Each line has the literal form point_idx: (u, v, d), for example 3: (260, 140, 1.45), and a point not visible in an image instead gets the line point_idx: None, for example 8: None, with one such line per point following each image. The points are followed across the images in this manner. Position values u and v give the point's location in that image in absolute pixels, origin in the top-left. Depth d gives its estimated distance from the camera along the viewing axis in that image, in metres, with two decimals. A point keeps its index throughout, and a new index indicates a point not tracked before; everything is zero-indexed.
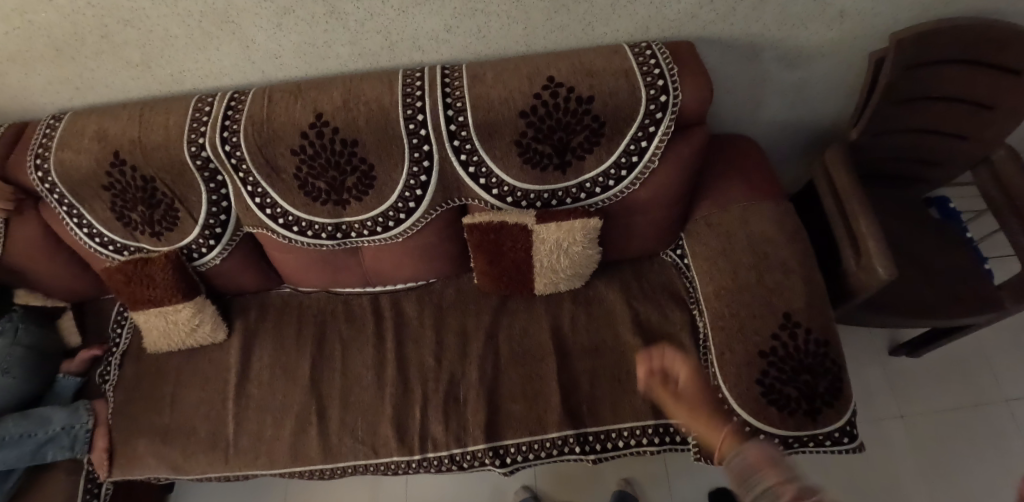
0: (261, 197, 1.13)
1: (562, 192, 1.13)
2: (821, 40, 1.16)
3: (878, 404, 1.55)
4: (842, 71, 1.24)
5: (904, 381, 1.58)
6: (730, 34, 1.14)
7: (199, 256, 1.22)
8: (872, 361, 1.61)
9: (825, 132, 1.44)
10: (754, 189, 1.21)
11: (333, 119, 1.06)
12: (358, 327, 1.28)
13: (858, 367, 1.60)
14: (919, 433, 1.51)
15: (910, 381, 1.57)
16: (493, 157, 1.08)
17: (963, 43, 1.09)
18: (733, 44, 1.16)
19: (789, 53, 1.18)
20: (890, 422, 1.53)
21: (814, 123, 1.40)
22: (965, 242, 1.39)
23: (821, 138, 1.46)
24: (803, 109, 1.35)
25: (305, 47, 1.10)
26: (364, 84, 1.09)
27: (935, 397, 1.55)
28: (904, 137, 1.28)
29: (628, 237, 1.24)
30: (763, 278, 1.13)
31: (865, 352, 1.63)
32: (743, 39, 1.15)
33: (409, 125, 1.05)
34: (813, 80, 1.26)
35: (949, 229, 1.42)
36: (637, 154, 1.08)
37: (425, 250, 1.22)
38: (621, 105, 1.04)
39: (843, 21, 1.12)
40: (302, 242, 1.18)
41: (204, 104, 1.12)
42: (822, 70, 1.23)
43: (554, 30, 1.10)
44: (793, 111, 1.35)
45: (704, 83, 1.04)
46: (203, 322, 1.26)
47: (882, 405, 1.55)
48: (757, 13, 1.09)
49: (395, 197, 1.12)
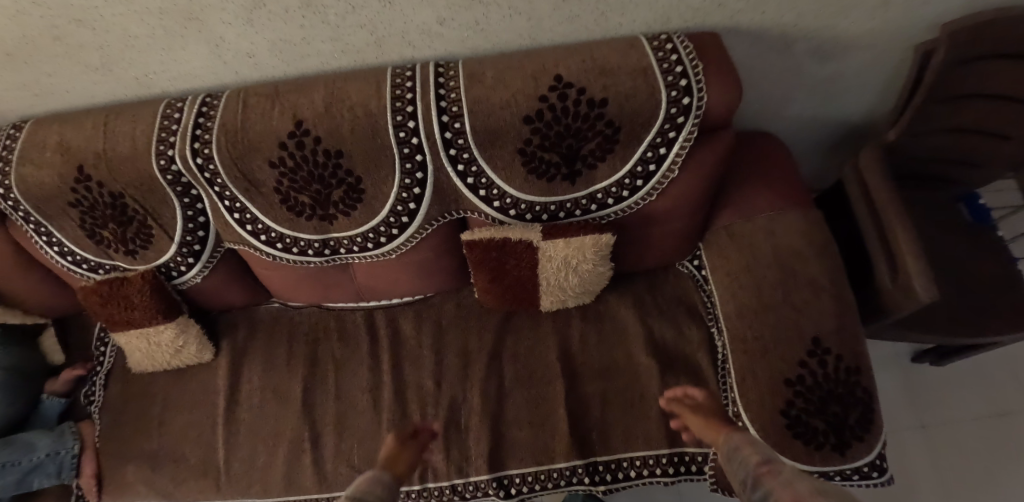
0: (240, 212, 1.03)
1: (571, 204, 1.02)
2: (863, 30, 1.02)
3: (896, 415, 1.47)
4: (886, 59, 1.10)
5: (925, 390, 1.49)
6: (760, 24, 1.00)
7: (178, 275, 1.11)
8: (892, 369, 1.51)
9: (863, 126, 1.30)
10: (783, 194, 1.10)
11: (314, 128, 0.94)
12: (351, 346, 1.18)
13: (881, 376, 1.51)
14: (939, 444, 1.43)
15: (931, 389, 1.48)
16: (494, 167, 0.97)
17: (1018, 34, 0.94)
18: (763, 34, 1.02)
19: (825, 45, 1.05)
20: (909, 433, 1.44)
21: (850, 116, 1.26)
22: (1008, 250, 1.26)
23: (857, 132, 1.32)
24: (840, 103, 1.21)
25: (281, 44, 0.98)
26: (348, 86, 0.97)
27: (962, 408, 1.46)
28: (946, 137, 1.15)
29: (641, 250, 1.13)
30: (791, 298, 1.03)
31: (889, 360, 1.53)
32: (774, 29, 1.01)
33: (399, 133, 0.94)
34: (851, 72, 1.12)
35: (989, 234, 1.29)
36: (655, 163, 0.98)
37: (421, 266, 1.10)
38: (638, 108, 0.92)
39: (888, 10, 0.97)
40: (287, 260, 1.08)
41: (173, 110, 1.01)
42: (864, 58, 1.09)
43: (562, 21, 0.97)
44: (830, 105, 1.22)
45: (732, 83, 0.92)
46: (188, 343, 1.17)
47: (900, 415, 1.47)
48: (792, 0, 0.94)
49: (386, 211, 1.01)
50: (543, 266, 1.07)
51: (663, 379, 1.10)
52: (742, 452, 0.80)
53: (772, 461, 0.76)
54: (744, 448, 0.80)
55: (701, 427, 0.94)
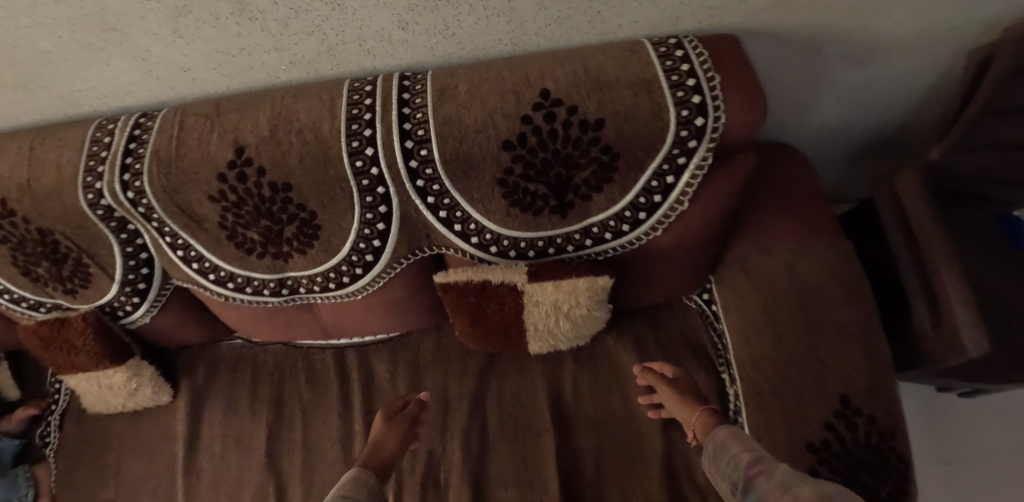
0: (184, 249, 0.90)
1: (562, 239, 0.88)
2: (899, 32, 0.93)
3: (926, 450, 1.32)
4: (922, 62, 1.01)
5: (954, 422, 1.34)
6: (782, 28, 0.90)
7: (124, 314, 0.99)
8: (914, 397, 1.36)
9: (891, 131, 1.21)
10: (801, 223, 1.01)
11: (256, 155, 0.80)
12: (320, 389, 1.06)
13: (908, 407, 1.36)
14: (976, 484, 1.28)
15: (964, 420, 1.33)
16: (470, 199, 0.82)
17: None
18: (787, 37, 0.92)
19: (856, 48, 0.96)
20: (940, 471, 1.30)
21: (880, 121, 1.17)
22: None
23: (885, 138, 1.24)
24: (867, 107, 1.12)
25: (219, 56, 0.83)
26: (297, 103, 0.82)
27: (1002, 440, 1.30)
28: (1007, 154, 0.97)
29: (644, 287, 1.00)
30: (816, 349, 0.95)
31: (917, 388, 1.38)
32: (802, 32, 0.92)
33: (356, 162, 0.79)
34: (884, 75, 1.03)
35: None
36: (661, 193, 0.83)
37: (392, 306, 0.97)
38: (640, 130, 0.77)
39: (932, 9, 0.88)
40: (241, 300, 0.96)
41: (103, 133, 0.87)
42: (900, 62, 1.00)
43: (548, 24, 0.81)
44: (855, 110, 1.13)
45: (754, 100, 0.78)
46: (142, 386, 1.06)
47: (925, 451, 1.32)
48: None
49: (347, 249, 0.87)
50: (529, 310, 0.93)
51: (666, 432, 0.98)
52: (729, 451, 0.74)
53: (764, 461, 0.69)
54: (731, 446, 0.75)
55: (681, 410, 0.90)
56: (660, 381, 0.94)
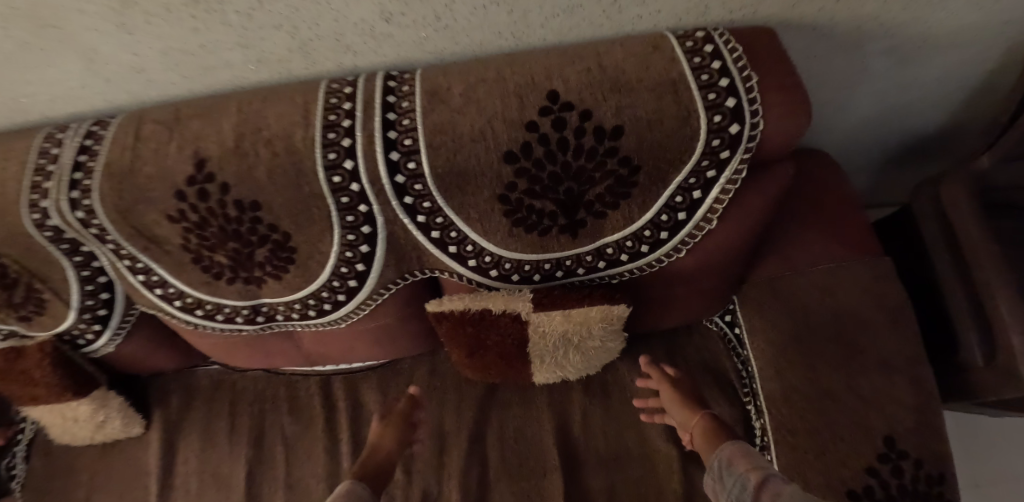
0: (145, 273, 0.80)
1: (572, 261, 0.77)
2: (955, 26, 0.84)
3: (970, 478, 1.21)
4: (974, 58, 0.92)
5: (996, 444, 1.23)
6: (828, 19, 0.80)
7: (85, 343, 0.89)
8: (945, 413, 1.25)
9: (927, 131, 1.13)
10: (839, 241, 0.92)
11: (220, 170, 0.69)
12: (304, 420, 0.97)
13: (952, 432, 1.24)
14: None
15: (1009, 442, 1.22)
16: (466, 218, 0.72)
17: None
18: (830, 33, 0.84)
19: (904, 43, 0.87)
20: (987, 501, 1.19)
21: (918, 119, 1.09)
22: None
23: (922, 137, 1.15)
24: (905, 103, 1.04)
25: (177, 55, 0.72)
26: (267, 108, 0.71)
27: None
28: None
29: (661, 310, 0.90)
30: (856, 384, 0.86)
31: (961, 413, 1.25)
32: (846, 28, 0.83)
33: (333, 177, 0.69)
34: (932, 71, 0.95)
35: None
36: (686, 210, 0.73)
37: (381, 334, 0.87)
38: (665, 138, 0.66)
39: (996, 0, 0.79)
40: (212, 328, 0.86)
41: (51, 141, 0.75)
42: (951, 57, 0.91)
43: (556, 14, 0.69)
44: (893, 107, 1.05)
45: (797, 106, 0.67)
46: (110, 419, 0.97)
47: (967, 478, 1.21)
48: None
49: (327, 274, 0.76)
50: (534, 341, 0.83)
51: (686, 471, 0.89)
52: (736, 470, 0.73)
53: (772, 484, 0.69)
54: (738, 465, 0.74)
55: (682, 414, 0.86)
56: (663, 379, 0.89)
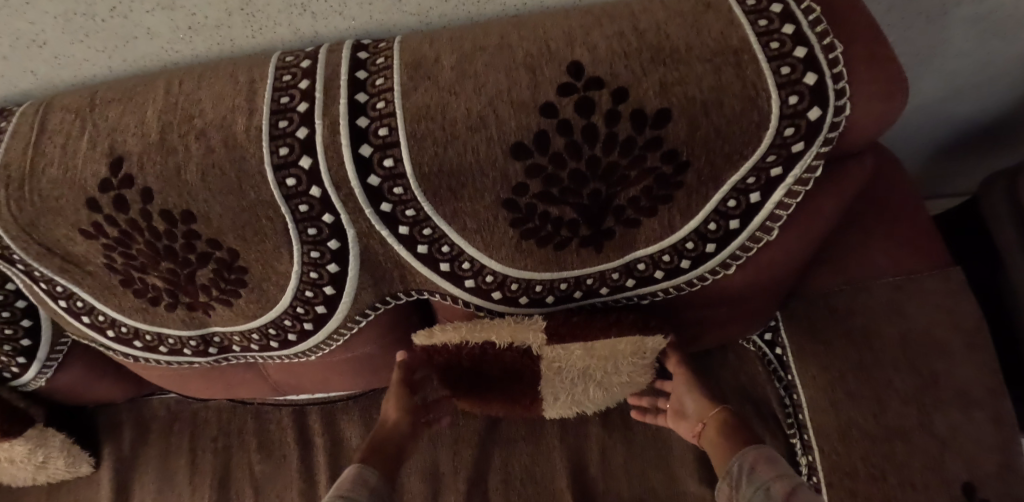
0: (67, 299, 0.65)
1: (594, 280, 0.62)
2: None
3: None
4: None
5: None
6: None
7: (11, 377, 0.75)
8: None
9: (1001, 113, 0.96)
10: (909, 251, 0.75)
11: (142, 172, 0.53)
12: (275, 459, 0.83)
13: None
14: None
15: None
16: (460, 230, 0.56)
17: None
18: None
19: (1004, 7, 0.70)
20: None
21: (996, 100, 0.92)
22: None
23: (996, 118, 0.98)
24: (989, 77, 0.86)
25: (84, 20, 0.55)
26: (201, 90, 0.55)
27: None
28: None
29: (692, 334, 0.75)
30: (935, 422, 0.70)
31: None
32: None
33: (286, 180, 0.52)
34: None
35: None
36: (740, 216, 0.57)
37: (361, 364, 0.73)
38: (721, 125, 0.50)
39: None
40: (157, 360, 0.71)
41: None
42: None
43: None
44: (970, 82, 0.87)
45: (894, 83, 0.51)
46: (51, 459, 0.82)
47: None
48: None
49: (288, 299, 0.61)
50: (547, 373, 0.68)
51: None
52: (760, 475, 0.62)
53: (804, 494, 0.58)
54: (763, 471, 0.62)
55: (698, 402, 0.73)
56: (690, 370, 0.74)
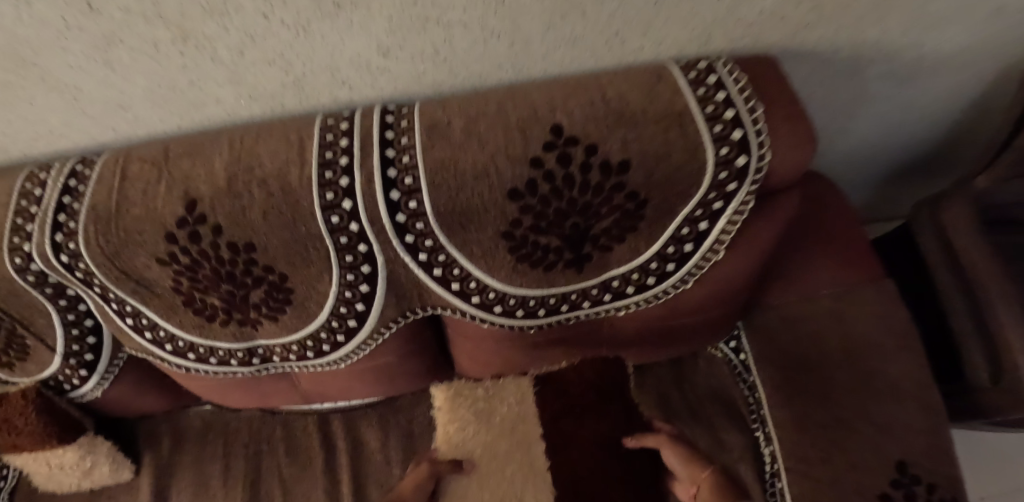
0: (133, 317, 0.77)
1: (577, 295, 0.76)
2: (952, 50, 0.84)
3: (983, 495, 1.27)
4: (969, 80, 0.93)
5: (1001, 466, 1.29)
6: (835, 38, 0.79)
7: (71, 388, 0.86)
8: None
9: (921, 150, 1.14)
10: (851, 267, 0.88)
11: (212, 212, 0.67)
12: (302, 463, 0.94)
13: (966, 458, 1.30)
14: None
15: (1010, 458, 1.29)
16: (468, 255, 0.69)
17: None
18: (831, 59, 0.84)
19: (904, 66, 0.87)
20: None
21: (917, 137, 1.09)
22: None
23: (919, 153, 1.15)
24: (904, 120, 1.03)
25: (164, 92, 0.70)
26: (260, 147, 0.69)
27: None
28: None
29: (664, 340, 0.88)
30: (870, 410, 0.83)
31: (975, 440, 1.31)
32: (849, 52, 0.82)
33: (330, 218, 0.66)
34: (928, 94, 0.96)
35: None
36: (693, 241, 0.71)
37: (386, 372, 0.86)
38: (672, 173, 0.65)
39: (998, 18, 0.78)
40: (205, 370, 0.83)
41: (34, 184, 0.72)
42: (946, 81, 0.92)
43: (559, 45, 0.69)
44: (892, 124, 1.04)
45: (803, 136, 0.66)
46: (98, 464, 0.93)
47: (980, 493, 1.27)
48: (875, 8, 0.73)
49: (326, 314, 0.74)
50: (548, 454, 0.88)
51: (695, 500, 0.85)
52: None
53: None
54: None
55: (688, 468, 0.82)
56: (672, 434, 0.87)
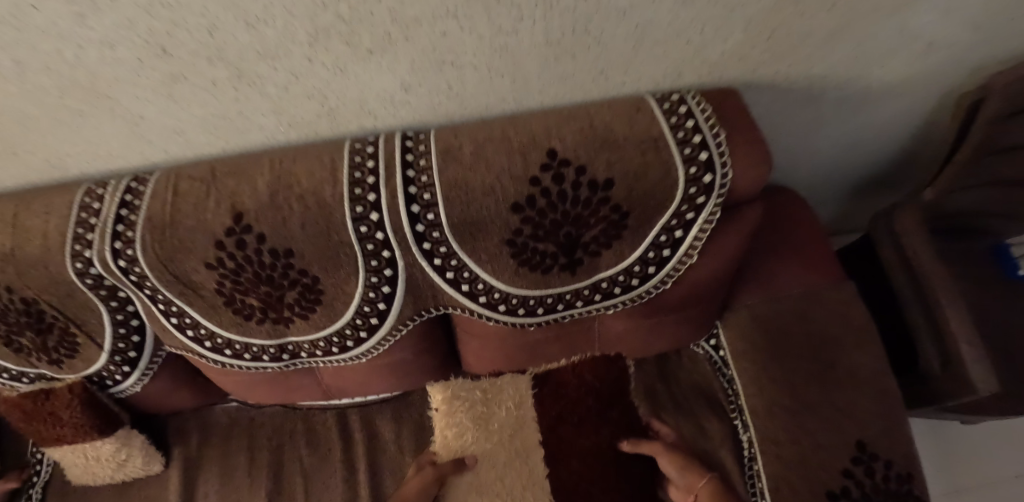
0: (178, 316, 0.86)
1: (572, 295, 0.87)
2: (891, 83, 0.98)
3: (941, 481, 1.39)
4: (908, 109, 1.07)
5: (958, 457, 1.41)
6: (788, 74, 0.92)
7: (113, 384, 0.95)
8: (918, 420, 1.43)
9: (874, 169, 1.28)
10: (810, 268, 1.02)
11: (256, 222, 0.77)
12: (322, 454, 1.03)
13: (925, 446, 1.42)
14: None
15: (966, 449, 1.41)
16: (477, 260, 0.80)
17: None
18: (787, 91, 0.97)
19: (852, 97, 1.01)
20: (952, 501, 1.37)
21: (869, 158, 1.23)
22: None
23: (873, 172, 1.29)
24: (856, 144, 1.17)
25: (214, 120, 0.81)
26: (297, 167, 0.80)
27: (1004, 473, 1.38)
28: (988, 191, 1.11)
29: (649, 337, 0.99)
30: (831, 396, 0.94)
31: (935, 431, 1.44)
32: (802, 85, 0.96)
33: (360, 227, 0.77)
34: (875, 121, 1.09)
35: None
36: (670, 247, 0.83)
37: (400, 367, 0.96)
38: (650, 189, 0.77)
39: (926, 57, 0.92)
40: (238, 366, 0.92)
41: (92, 198, 0.82)
42: (889, 110, 1.06)
43: (553, 81, 0.82)
44: (847, 147, 1.18)
45: (760, 156, 0.78)
46: (132, 456, 1.01)
47: (937, 480, 1.39)
48: (823, 50, 0.87)
49: (351, 313, 0.84)
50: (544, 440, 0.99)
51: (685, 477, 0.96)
52: None
53: None
54: None
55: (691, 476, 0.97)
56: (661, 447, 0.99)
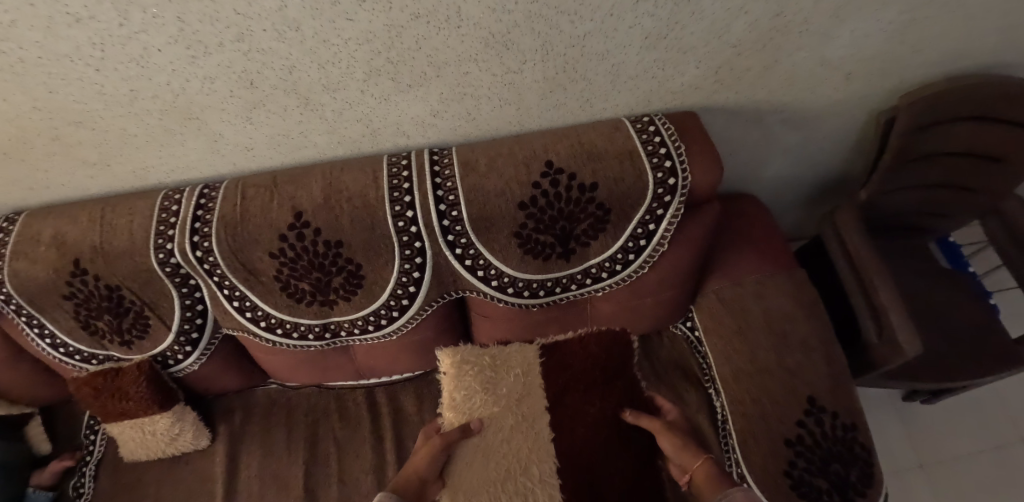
0: (239, 299, 1.03)
1: (567, 279, 1.06)
2: (819, 111, 1.22)
3: (892, 454, 1.58)
4: (836, 132, 1.31)
5: (908, 431, 1.60)
6: (734, 104, 1.16)
7: (174, 363, 1.11)
8: (873, 399, 1.64)
9: (816, 184, 1.52)
10: (764, 259, 1.23)
11: (313, 219, 0.96)
12: (352, 426, 1.19)
13: (877, 421, 1.62)
14: (930, 479, 1.53)
15: (914, 425, 1.60)
16: (491, 249, 1.00)
17: (972, 101, 1.13)
18: (737, 117, 1.21)
19: (789, 123, 1.25)
20: (901, 470, 1.55)
21: (811, 174, 1.47)
22: (966, 289, 1.46)
23: (816, 186, 1.54)
24: (798, 162, 1.41)
25: (278, 138, 1.01)
26: (346, 176, 1.00)
27: (949, 447, 1.57)
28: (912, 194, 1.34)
29: (631, 318, 1.18)
30: (785, 362, 1.13)
31: (886, 407, 1.63)
32: (748, 112, 1.20)
33: (398, 222, 0.96)
34: (811, 142, 1.33)
35: (955, 282, 1.47)
36: (645, 237, 1.03)
37: (424, 345, 1.14)
38: (628, 190, 0.98)
39: (844, 89, 1.16)
40: (286, 345, 1.08)
41: (171, 202, 1.01)
42: (821, 133, 1.30)
43: (550, 108, 1.04)
44: (791, 165, 1.42)
45: (712, 163, 0.99)
46: (183, 431, 1.16)
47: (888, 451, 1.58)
48: (761, 83, 1.10)
49: (386, 295, 1.02)
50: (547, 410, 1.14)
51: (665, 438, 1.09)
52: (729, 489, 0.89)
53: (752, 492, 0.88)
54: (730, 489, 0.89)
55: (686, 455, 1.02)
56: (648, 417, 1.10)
